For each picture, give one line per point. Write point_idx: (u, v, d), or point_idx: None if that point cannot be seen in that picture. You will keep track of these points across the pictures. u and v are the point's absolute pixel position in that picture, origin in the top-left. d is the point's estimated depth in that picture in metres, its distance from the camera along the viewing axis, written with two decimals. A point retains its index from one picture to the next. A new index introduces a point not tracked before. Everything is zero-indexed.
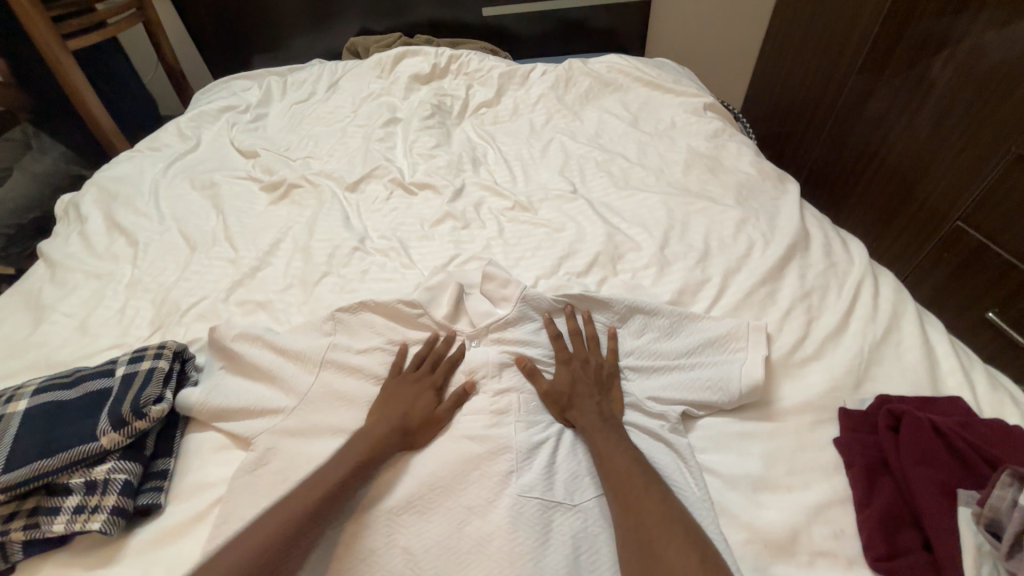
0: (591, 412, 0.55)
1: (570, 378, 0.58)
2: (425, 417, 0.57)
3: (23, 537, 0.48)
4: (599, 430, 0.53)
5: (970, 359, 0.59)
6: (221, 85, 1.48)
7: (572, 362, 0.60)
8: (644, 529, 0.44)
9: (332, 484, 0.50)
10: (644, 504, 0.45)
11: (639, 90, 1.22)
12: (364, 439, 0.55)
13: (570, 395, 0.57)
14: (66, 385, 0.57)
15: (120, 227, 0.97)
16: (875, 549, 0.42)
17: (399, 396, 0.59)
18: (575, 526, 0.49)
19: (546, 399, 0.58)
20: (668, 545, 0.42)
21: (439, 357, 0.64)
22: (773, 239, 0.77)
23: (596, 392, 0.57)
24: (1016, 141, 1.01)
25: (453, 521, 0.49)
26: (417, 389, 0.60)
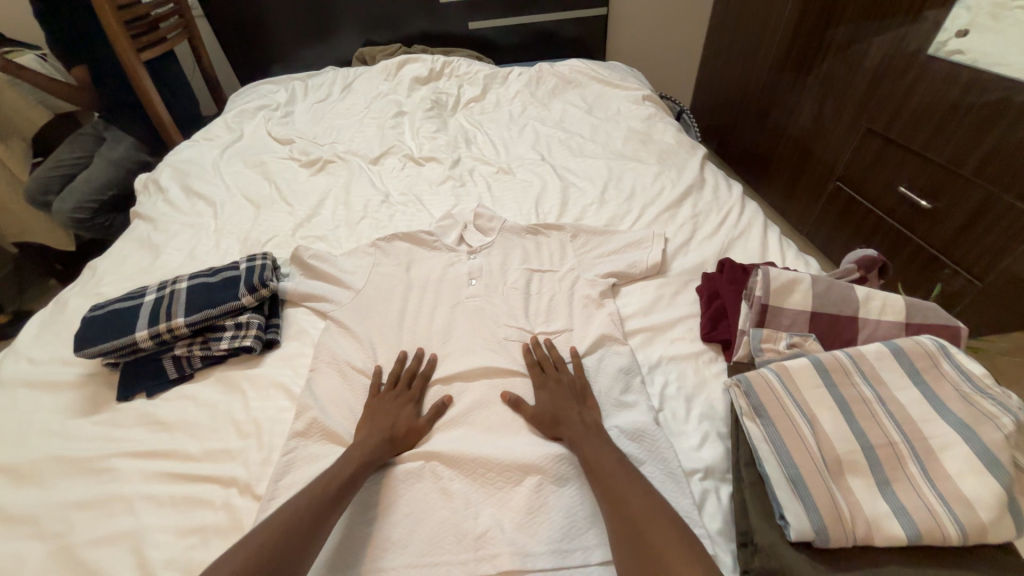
0: (574, 420, 0.63)
1: (552, 397, 0.67)
2: (410, 430, 0.66)
3: (201, 352, 0.78)
4: (584, 438, 0.60)
5: (790, 247, 0.94)
6: (252, 89, 1.76)
7: (548, 384, 0.69)
8: (633, 523, 0.50)
9: (343, 478, 0.58)
10: (630, 499, 0.52)
11: (593, 86, 1.56)
12: (353, 458, 0.60)
13: (556, 413, 0.64)
14: (208, 274, 0.86)
15: (198, 194, 1.26)
16: (703, 327, 0.76)
17: (383, 413, 0.68)
18: (567, 504, 0.58)
19: (533, 422, 0.65)
20: (653, 528, 0.49)
21: (412, 375, 0.73)
22: (678, 184, 1.11)
23: (574, 407, 0.65)
24: (868, 117, 1.36)
25: (456, 526, 0.57)
26: (397, 404, 0.69)
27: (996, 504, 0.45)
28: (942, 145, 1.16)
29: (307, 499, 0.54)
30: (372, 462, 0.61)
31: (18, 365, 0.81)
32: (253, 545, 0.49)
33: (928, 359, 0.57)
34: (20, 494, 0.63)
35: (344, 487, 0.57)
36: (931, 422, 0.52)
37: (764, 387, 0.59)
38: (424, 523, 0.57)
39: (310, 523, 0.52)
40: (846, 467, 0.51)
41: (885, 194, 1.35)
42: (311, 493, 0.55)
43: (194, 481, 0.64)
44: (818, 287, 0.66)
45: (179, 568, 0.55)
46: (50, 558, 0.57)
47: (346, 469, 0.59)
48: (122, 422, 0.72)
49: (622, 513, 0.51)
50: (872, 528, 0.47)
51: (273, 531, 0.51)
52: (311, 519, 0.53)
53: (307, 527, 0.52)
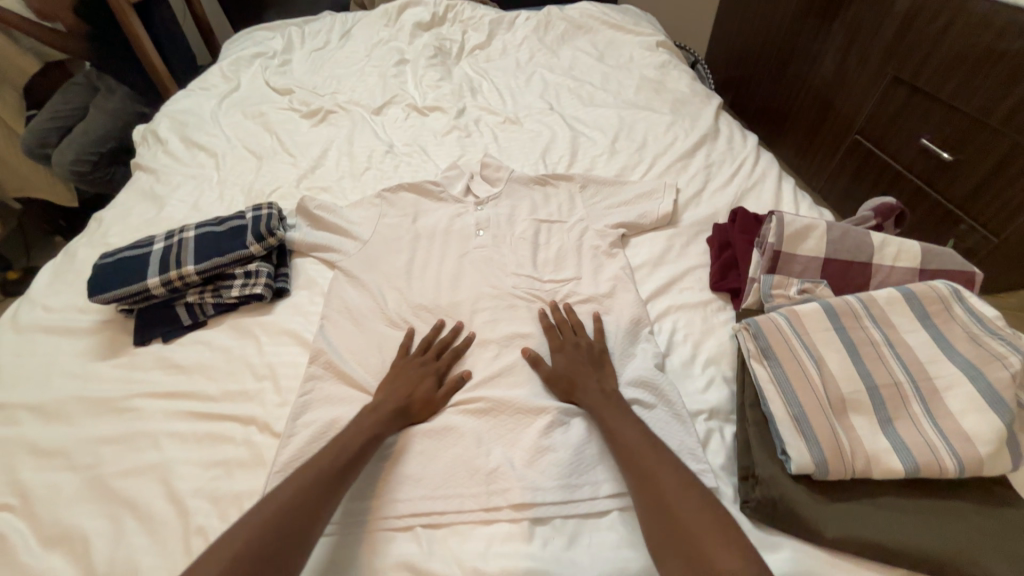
0: (593, 389, 0.61)
1: (568, 362, 0.65)
2: (424, 402, 0.64)
3: (214, 300, 0.79)
4: (606, 406, 0.59)
5: (803, 198, 0.92)
6: (246, 35, 1.67)
7: (566, 347, 0.67)
8: (663, 498, 0.48)
9: (358, 446, 0.56)
10: (662, 479, 0.50)
11: (605, 31, 1.48)
12: (358, 434, 0.58)
13: (573, 376, 0.64)
14: (215, 223, 0.85)
15: (197, 145, 1.22)
16: (713, 277, 0.76)
17: (405, 380, 0.65)
18: (574, 441, 0.59)
19: (548, 382, 0.65)
20: (687, 509, 0.47)
21: (443, 349, 0.71)
22: (692, 134, 1.07)
23: (591, 371, 0.64)
24: (894, 65, 1.29)
25: (463, 465, 0.58)
26: (420, 372, 0.66)
27: (995, 438, 0.46)
28: (973, 95, 1.10)
29: (322, 472, 0.52)
30: (383, 433, 0.59)
31: (35, 312, 0.82)
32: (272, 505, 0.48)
33: (941, 303, 0.57)
34: (50, 430, 0.66)
35: (356, 456, 0.55)
36: (937, 363, 0.53)
37: (774, 331, 0.59)
38: (434, 463, 0.59)
39: (322, 497, 0.51)
40: (849, 406, 0.52)
41: (905, 147, 1.31)
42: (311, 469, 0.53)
43: (216, 419, 0.67)
44: (833, 233, 0.66)
45: (206, 497, 0.59)
46: (85, 487, 0.60)
47: (354, 443, 0.56)
48: (140, 365, 0.74)
49: (651, 489, 0.50)
50: (871, 463, 0.49)
51: (284, 503, 0.49)
52: (325, 485, 0.52)
53: (318, 498, 0.50)
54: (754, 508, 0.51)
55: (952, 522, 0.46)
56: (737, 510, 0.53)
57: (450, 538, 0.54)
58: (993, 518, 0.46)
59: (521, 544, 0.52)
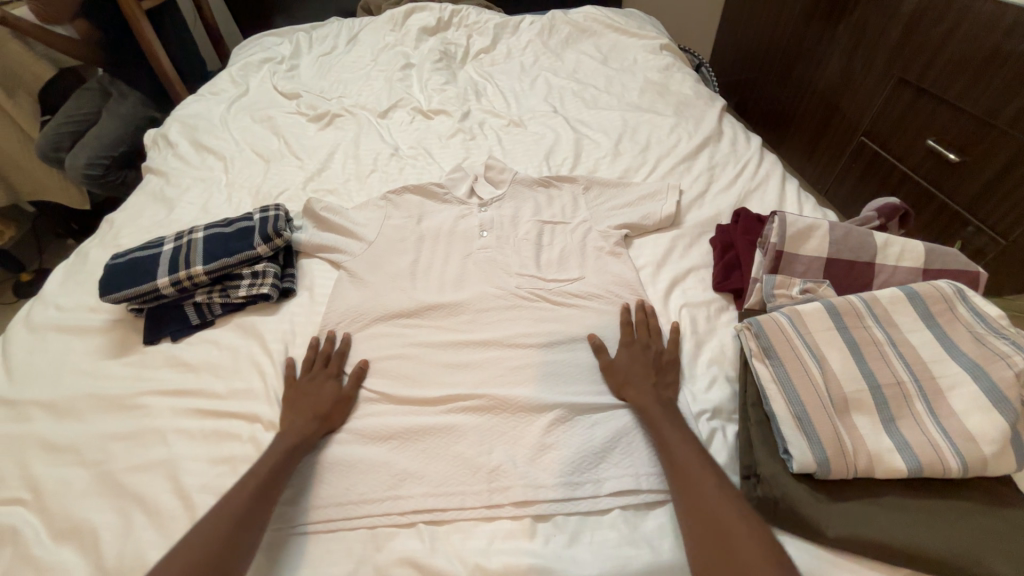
0: (648, 394, 0.61)
1: (629, 360, 0.65)
2: (334, 406, 0.64)
3: (221, 300, 0.80)
4: (655, 406, 0.59)
5: (807, 200, 0.92)
6: (255, 41, 1.69)
7: (634, 345, 0.67)
8: (705, 501, 0.48)
9: (274, 468, 0.56)
10: (704, 482, 0.50)
11: (609, 35, 1.49)
12: (271, 455, 0.57)
13: (629, 376, 0.64)
14: (223, 225, 0.86)
15: (207, 148, 1.24)
16: (715, 278, 0.76)
17: (304, 394, 0.66)
18: (576, 442, 0.60)
19: (606, 372, 0.66)
20: (727, 514, 0.47)
21: (328, 354, 0.71)
22: (695, 136, 1.08)
23: (651, 376, 0.63)
24: (900, 67, 1.29)
25: (455, 464, 0.59)
26: (316, 383, 0.67)
27: (998, 439, 0.46)
28: (979, 95, 1.10)
29: (241, 500, 0.52)
30: (302, 445, 0.59)
31: (47, 311, 0.84)
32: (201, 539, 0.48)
33: (944, 303, 0.56)
34: (61, 426, 0.67)
35: (273, 478, 0.55)
36: (941, 363, 0.53)
37: (776, 330, 0.59)
38: (435, 463, 0.59)
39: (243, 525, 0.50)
40: (851, 405, 0.52)
41: (911, 149, 1.30)
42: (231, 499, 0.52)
43: (223, 417, 0.68)
44: (835, 234, 0.66)
45: (213, 492, 0.60)
46: (94, 482, 0.61)
47: (265, 467, 0.56)
48: (149, 363, 0.75)
49: (693, 492, 0.50)
50: (874, 462, 0.48)
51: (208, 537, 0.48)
52: (246, 513, 0.51)
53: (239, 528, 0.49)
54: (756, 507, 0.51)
55: (951, 522, 0.46)
56: None
57: (453, 535, 0.54)
58: (994, 518, 0.46)
59: (523, 541, 0.53)
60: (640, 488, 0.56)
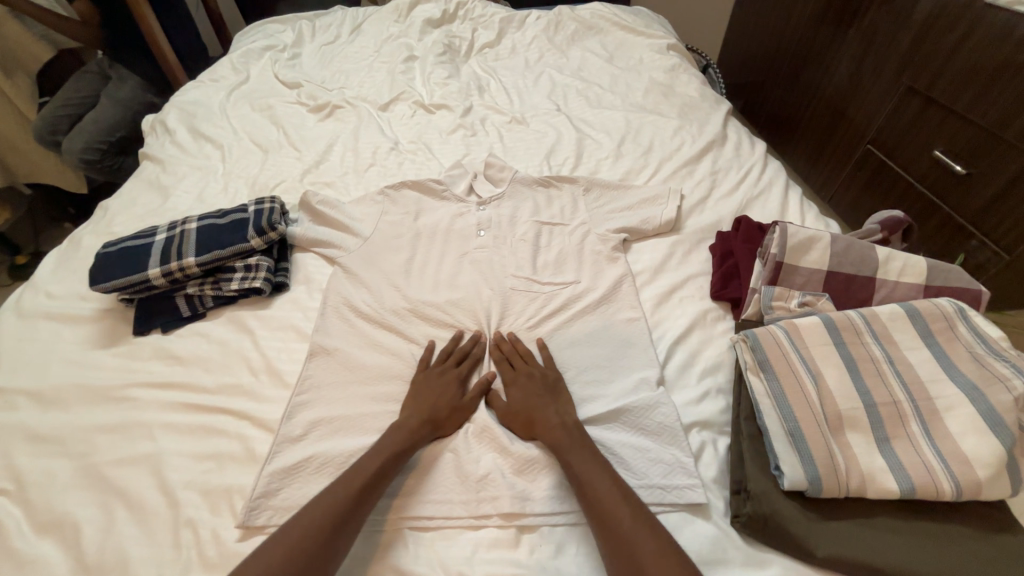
0: (553, 424, 0.58)
1: (521, 392, 0.63)
2: (452, 411, 0.62)
3: (212, 293, 0.79)
4: (562, 435, 0.56)
5: (809, 208, 0.91)
6: (257, 28, 1.67)
7: (519, 378, 0.64)
8: (622, 538, 0.47)
9: (374, 470, 0.54)
10: (619, 517, 0.48)
11: (616, 33, 1.47)
12: (378, 453, 0.56)
13: (531, 409, 0.60)
14: (217, 216, 0.85)
15: (204, 136, 1.22)
16: (714, 287, 0.75)
17: (426, 391, 0.64)
18: None
19: (506, 416, 0.62)
20: (643, 551, 0.45)
21: (464, 353, 0.69)
22: (699, 140, 1.06)
23: (546, 404, 0.60)
24: (909, 75, 1.27)
25: (453, 472, 0.58)
26: (444, 381, 0.65)
27: (994, 463, 0.45)
28: (989, 107, 1.08)
29: (340, 501, 0.51)
30: (410, 447, 0.58)
31: (38, 298, 0.83)
32: (292, 538, 0.47)
33: (944, 321, 0.56)
34: (47, 416, 0.66)
35: (375, 479, 0.53)
36: (938, 383, 0.52)
37: (773, 345, 0.58)
38: (444, 474, 0.58)
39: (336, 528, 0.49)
40: (846, 424, 0.52)
41: (917, 159, 1.29)
42: (329, 499, 0.51)
43: (210, 412, 0.67)
44: (837, 247, 0.65)
45: (197, 489, 0.59)
46: (77, 475, 0.61)
47: (370, 466, 0.54)
48: (138, 355, 0.74)
49: (609, 529, 0.48)
50: (866, 482, 0.48)
51: (300, 542, 0.47)
52: (340, 516, 0.50)
53: (333, 532, 0.49)
54: (745, 523, 0.50)
55: (960, 550, 0.45)
56: (727, 525, 0.52)
57: (438, 542, 0.54)
58: (986, 544, 0.45)
59: (507, 551, 0.52)
60: None
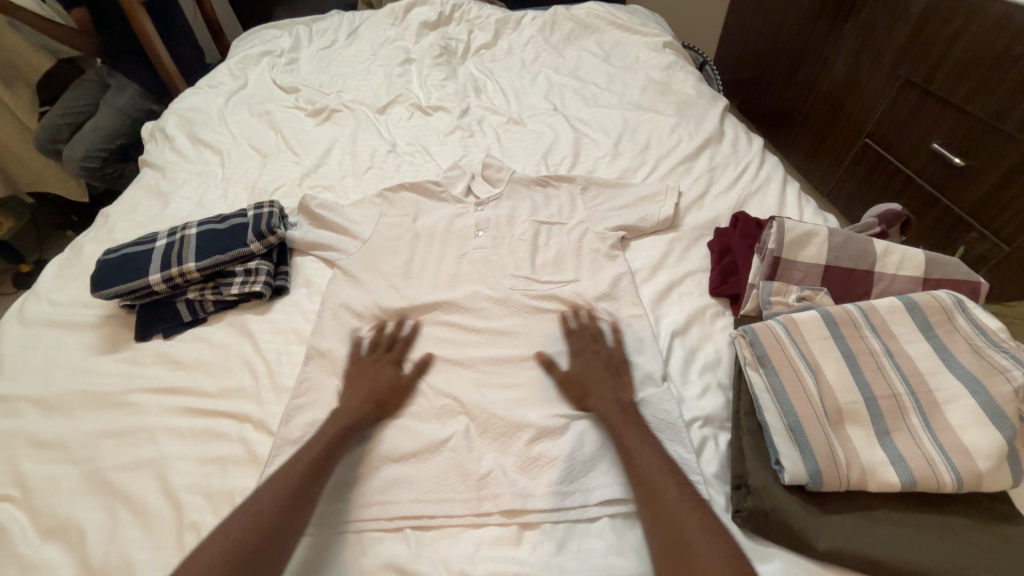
0: (610, 400, 0.60)
1: (583, 369, 0.65)
2: (392, 391, 0.65)
3: (213, 297, 0.80)
4: (617, 414, 0.58)
5: (808, 203, 0.91)
6: (255, 34, 1.68)
7: (585, 353, 0.67)
8: (667, 513, 0.47)
9: (322, 451, 0.56)
10: (665, 492, 0.49)
11: (611, 32, 1.47)
12: (323, 436, 0.58)
13: (588, 385, 0.63)
14: (217, 221, 0.85)
15: (203, 142, 1.23)
16: (712, 284, 0.75)
17: (364, 377, 0.66)
18: (567, 449, 0.58)
19: (562, 386, 0.64)
20: (689, 526, 0.45)
21: (393, 339, 0.72)
22: (696, 137, 1.06)
23: (608, 381, 0.63)
24: (906, 68, 1.27)
25: (445, 471, 0.58)
26: (378, 367, 0.67)
27: (995, 454, 0.45)
28: (986, 99, 1.08)
29: (292, 481, 0.52)
30: (356, 427, 0.60)
31: (40, 306, 0.83)
32: (247, 517, 0.48)
33: (943, 313, 0.55)
34: (51, 423, 0.67)
35: (324, 460, 0.55)
36: (938, 375, 0.52)
37: (771, 339, 0.58)
38: (437, 472, 0.58)
39: (292, 505, 0.50)
40: (846, 417, 0.52)
41: (915, 152, 1.28)
42: (282, 480, 0.52)
43: (213, 416, 0.67)
44: (834, 240, 0.65)
45: (200, 492, 0.59)
46: (82, 480, 0.61)
47: (316, 447, 0.56)
48: (141, 360, 0.75)
49: (655, 505, 0.49)
50: (867, 475, 0.48)
51: (257, 520, 0.48)
52: (292, 493, 0.51)
53: (289, 510, 0.49)
54: (746, 517, 0.50)
55: (966, 541, 0.45)
56: (729, 520, 0.52)
57: (440, 541, 0.54)
58: (985, 535, 0.45)
59: (509, 548, 0.52)
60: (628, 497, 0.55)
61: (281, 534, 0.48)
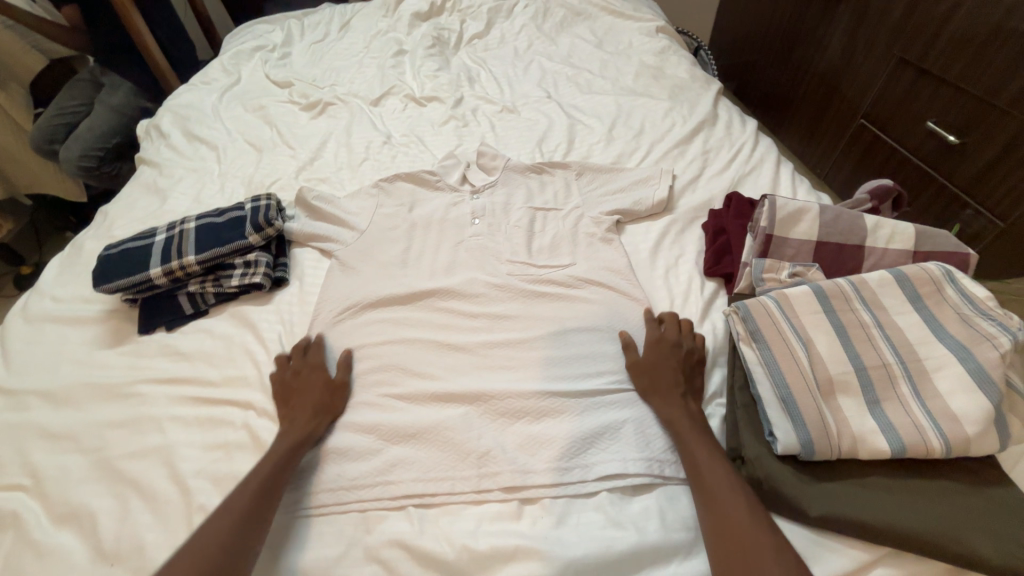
0: (677, 402, 0.59)
1: (657, 359, 0.63)
2: (332, 398, 0.65)
3: (214, 290, 0.80)
4: (676, 407, 0.59)
5: (802, 183, 0.91)
6: (246, 29, 1.67)
7: (665, 343, 0.65)
8: (719, 506, 0.49)
9: (274, 468, 0.55)
10: (715, 485, 0.50)
11: (604, 18, 1.47)
12: (270, 456, 0.57)
13: (655, 375, 0.62)
14: (215, 215, 0.86)
15: (199, 138, 1.23)
16: (706, 265, 0.76)
17: (296, 390, 0.66)
18: (567, 428, 0.60)
19: (633, 369, 0.64)
20: (739, 521, 0.47)
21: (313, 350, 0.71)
22: (690, 120, 1.07)
23: (680, 383, 0.61)
24: (900, 47, 1.27)
25: (448, 451, 0.59)
26: (309, 377, 0.67)
27: (982, 418, 0.46)
28: (980, 75, 1.08)
29: (240, 507, 0.51)
30: (304, 439, 0.60)
31: (44, 303, 0.84)
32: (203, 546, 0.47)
33: (932, 284, 0.56)
34: (59, 414, 0.68)
35: (275, 476, 0.55)
36: (928, 344, 0.53)
37: (763, 314, 0.59)
38: (438, 453, 0.59)
39: (243, 531, 0.49)
40: (837, 387, 0.53)
41: (911, 131, 1.28)
42: (229, 509, 0.51)
43: (218, 404, 0.68)
44: (825, 217, 0.65)
45: (207, 478, 0.61)
46: (92, 469, 0.62)
47: (268, 465, 0.56)
48: (145, 353, 0.76)
49: (706, 497, 0.50)
50: (858, 442, 0.49)
51: (211, 547, 0.47)
52: (245, 516, 0.50)
53: (244, 533, 0.49)
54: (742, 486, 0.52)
55: (961, 505, 0.46)
56: None
57: (442, 517, 0.55)
58: (976, 498, 0.46)
59: (511, 523, 0.54)
60: (626, 472, 0.56)
61: (241, 557, 0.48)
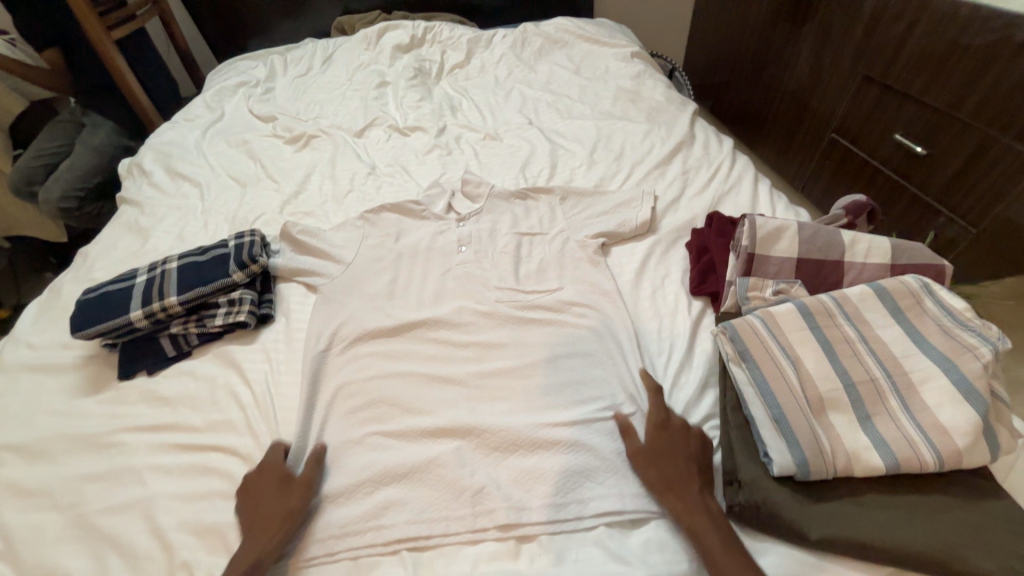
0: (697, 506, 0.51)
1: (663, 448, 0.56)
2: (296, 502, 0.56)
3: (196, 330, 0.79)
4: (669, 435, 0.57)
5: (779, 199, 0.94)
6: (229, 66, 1.69)
7: (669, 428, 0.58)
8: (697, 529, 0.49)
9: None
10: (692, 504, 0.51)
11: (580, 45, 1.51)
12: None
13: (664, 470, 0.54)
14: (198, 253, 0.85)
15: (182, 175, 1.22)
16: (692, 284, 0.76)
17: (258, 497, 0.57)
18: (564, 462, 0.59)
19: (637, 457, 0.57)
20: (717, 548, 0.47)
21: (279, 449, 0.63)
22: (668, 141, 1.09)
23: (695, 478, 0.53)
24: (864, 64, 1.32)
25: (442, 489, 0.58)
26: (272, 479, 0.59)
27: (972, 430, 0.47)
28: (942, 89, 1.13)
29: None
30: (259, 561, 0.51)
31: (19, 351, 0.81)
32: None
33: (911, 297, 0.57)
34: (33, 470, 0.65)
35: None
36: (912, 357, 0.53)
37: (750, 333, 0.59)
38: (433, 491, 0.58)
39: None
40: (827, 404, 0.53)
41: (881, 143, 1.33)
42: None
43: (202, 450, 0.66)
44: (804, 234, 0.67)
45: (190, 530, 0.58)
46: (67, 527, 0.59)
47: None
48: (125, 399, 0.74)
49: (685, 516, 0.50)
50: (852, 459, 0.49)
51: None
52: None
53: None
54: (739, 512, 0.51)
55: (961, 522, 0.46)
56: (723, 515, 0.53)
57: (437, 560, 0.53)
58: (974, 513, 0.46)
59: (508, 562, 0.52)
60: (624, 509, 0.55)
61: None
